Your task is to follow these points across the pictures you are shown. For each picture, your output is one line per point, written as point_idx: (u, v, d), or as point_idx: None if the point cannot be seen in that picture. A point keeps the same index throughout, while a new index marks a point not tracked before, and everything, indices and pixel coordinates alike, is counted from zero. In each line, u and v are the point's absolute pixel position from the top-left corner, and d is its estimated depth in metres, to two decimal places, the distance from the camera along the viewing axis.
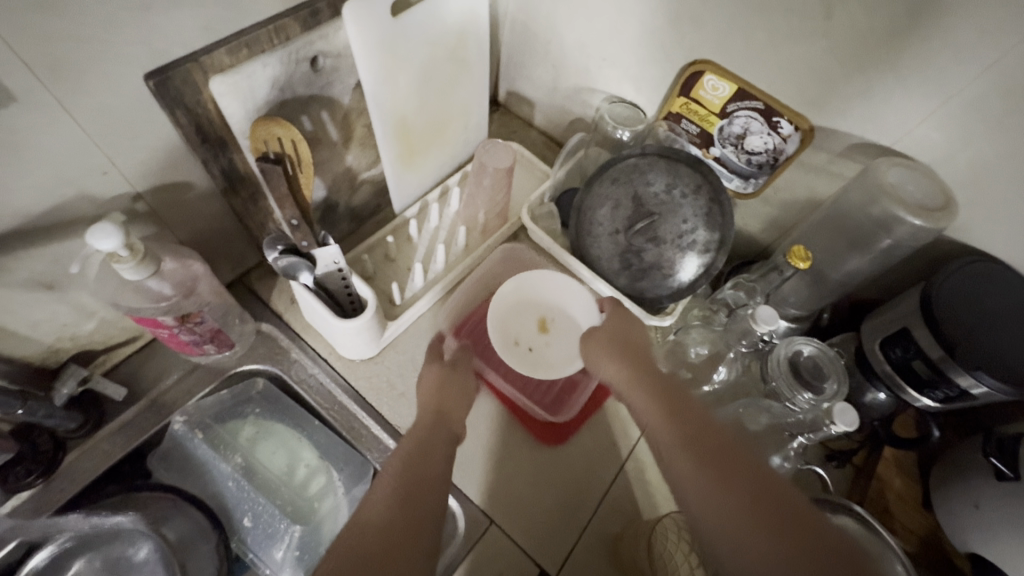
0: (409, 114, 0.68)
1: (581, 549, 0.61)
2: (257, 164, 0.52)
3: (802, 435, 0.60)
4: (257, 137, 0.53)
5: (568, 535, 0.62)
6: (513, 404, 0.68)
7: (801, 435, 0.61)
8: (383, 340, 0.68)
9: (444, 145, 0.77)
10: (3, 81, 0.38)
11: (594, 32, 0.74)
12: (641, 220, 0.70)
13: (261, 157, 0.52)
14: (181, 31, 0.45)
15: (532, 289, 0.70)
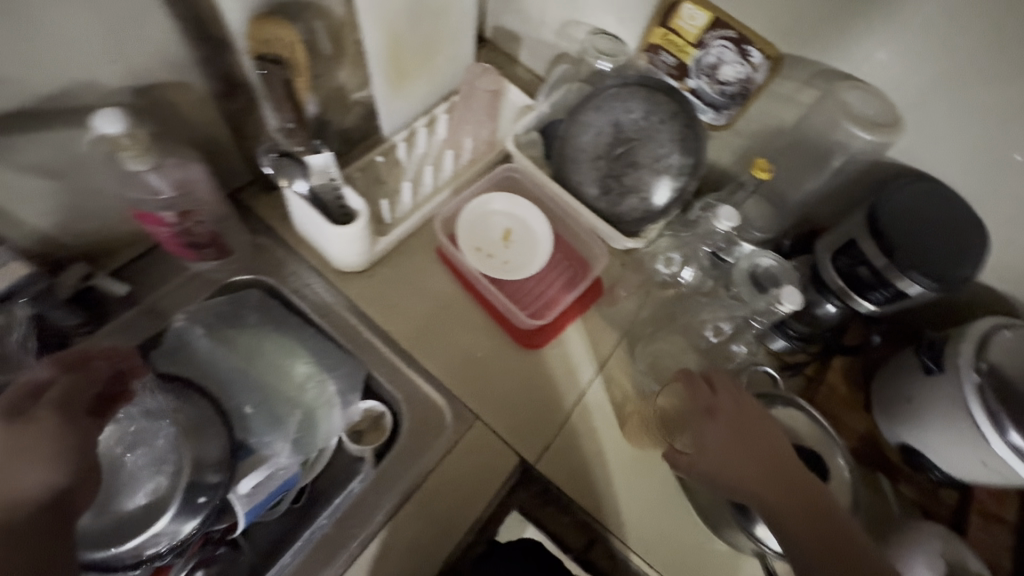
0: (401, 34, 0.69)
1: (560, 441, 0.67)
2: (256, 64, 0.56)
3: (756, 319, 0.66)
4: (254, 36, 0.56)
5: (547, 431, 0.68)
6: (499, 314, 0.72)
7: (755, 319, 0.67)
8: (374, 254, 0.71)
9: (430, 73, 0.78)
10: None
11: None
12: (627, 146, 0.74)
13: (258, 57, 0.56)
14: None
15: (494, 213, 0.77)
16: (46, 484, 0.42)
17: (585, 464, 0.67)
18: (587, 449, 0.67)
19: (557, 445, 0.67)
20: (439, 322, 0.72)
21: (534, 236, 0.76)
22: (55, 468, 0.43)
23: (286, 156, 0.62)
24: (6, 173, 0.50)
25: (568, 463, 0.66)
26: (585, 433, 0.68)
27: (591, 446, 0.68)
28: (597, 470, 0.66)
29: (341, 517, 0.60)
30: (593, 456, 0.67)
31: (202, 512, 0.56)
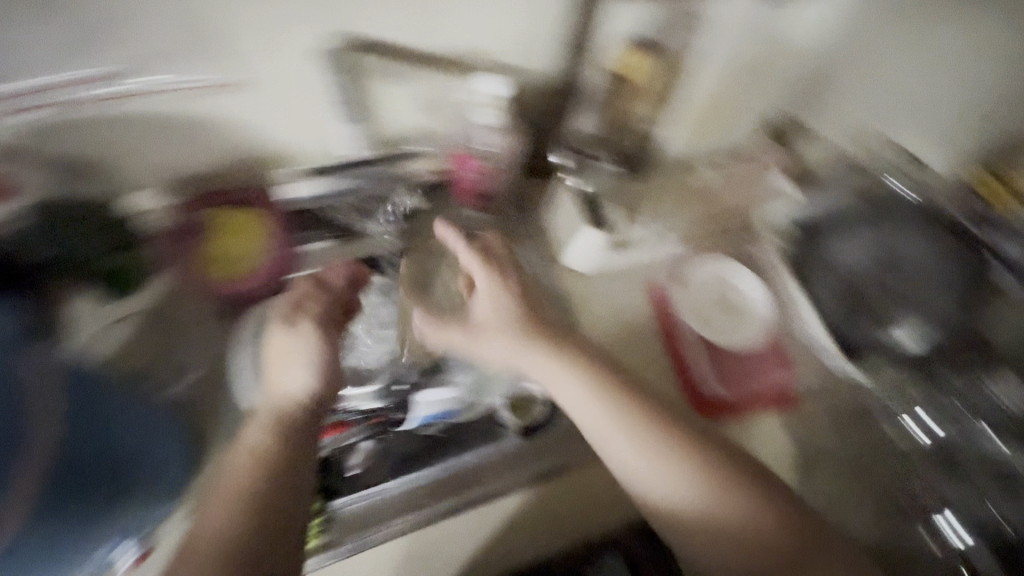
0: (726, 94, 0.73)
1: (530, 342, 0.62)
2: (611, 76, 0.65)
3: (997, 511, 0.66)
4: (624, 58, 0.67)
5: (635, 400, 0.59)
6: (686, 369, 0.71)
7: (998, 512, 0.66)
8: (600, 265, 0.76)
9: (724, 127, 0.80)
10: None
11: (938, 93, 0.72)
12: (889, 277, 0.73)
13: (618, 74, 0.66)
14: None
15: (721, 278, 0.78)
16: (304, 393, 0.56)
17: (496, 348, 0.62)
18: (637, 411, 0.57)
19: (533, 346, 0.62)
20: (625, 346, 0.73)
21: (749, 314, 0.76)
22: (303, 381, 0.56)
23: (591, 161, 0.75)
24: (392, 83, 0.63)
25: (552, 377, 0.60)
26: (494, 318, 0.63)
27: (568, 363, 0.60)
28: (573, 398, 0.59)
29: (484, 462, 0.67)
30: (588, 389, 0.59)
31: (393, 399, 0.67)
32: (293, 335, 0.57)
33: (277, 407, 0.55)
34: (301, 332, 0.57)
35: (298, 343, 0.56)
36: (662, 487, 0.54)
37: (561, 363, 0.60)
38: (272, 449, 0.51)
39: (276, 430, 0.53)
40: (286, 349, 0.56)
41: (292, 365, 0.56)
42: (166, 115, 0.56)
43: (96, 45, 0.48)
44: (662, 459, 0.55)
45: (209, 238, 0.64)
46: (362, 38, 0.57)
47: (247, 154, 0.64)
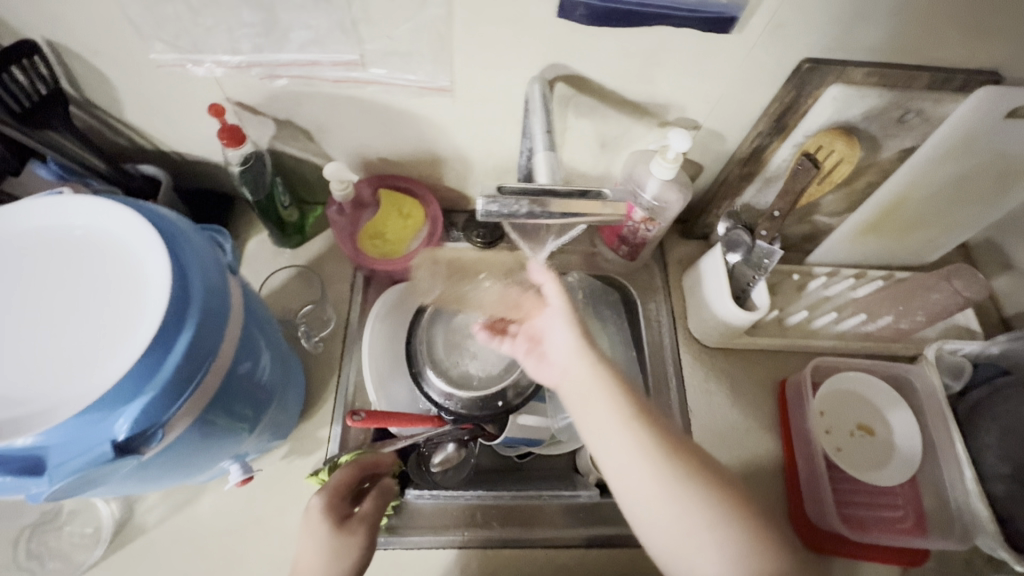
0: (915, 197, 0.68)
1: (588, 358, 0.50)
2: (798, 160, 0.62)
3: None
4: (815, 142, 0.62)
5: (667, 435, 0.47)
6: (797, 488, 0.66)
7: None
8: (728, 343, 0.74)
9: (913, 238, 0.74)
10: (741, 26, 0.51)
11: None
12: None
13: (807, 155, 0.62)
14: (856, 44, 0.53)
15: (868, 399, 0.69)
16: None
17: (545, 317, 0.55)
18: (673, 443, 0.46)
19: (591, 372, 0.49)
20: (733, 447, 0.69)
21: (890, 449, 0.67)
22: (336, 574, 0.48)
23: (761, 241, 0.66)
24: (576, 120, 0.64)
25: (580, 383, 0.50)
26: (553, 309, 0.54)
27: (609, 385, 0.49)
28: (610, 428, 0.47)
29: (558, 505, 0.66)
30: (627, 415, 0.47)
31: (487, 411, 0.65)
32: (338, 546, 0.49)
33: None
34: (346, 542, 0.50)
35: (330, 567, 0.48)
36: (683, 539, 0.43)
37: (602, 380, 0.49)
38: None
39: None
40: (327, 560, 0.48)
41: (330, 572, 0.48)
42: (378, 104, 0.61)
43: (344, 40, 0.52)
44: (691, 506, 0.43)
45: (375, 216, 0.72)
46: (571, 73, 0.57)
47: (430, 150, 0.68)
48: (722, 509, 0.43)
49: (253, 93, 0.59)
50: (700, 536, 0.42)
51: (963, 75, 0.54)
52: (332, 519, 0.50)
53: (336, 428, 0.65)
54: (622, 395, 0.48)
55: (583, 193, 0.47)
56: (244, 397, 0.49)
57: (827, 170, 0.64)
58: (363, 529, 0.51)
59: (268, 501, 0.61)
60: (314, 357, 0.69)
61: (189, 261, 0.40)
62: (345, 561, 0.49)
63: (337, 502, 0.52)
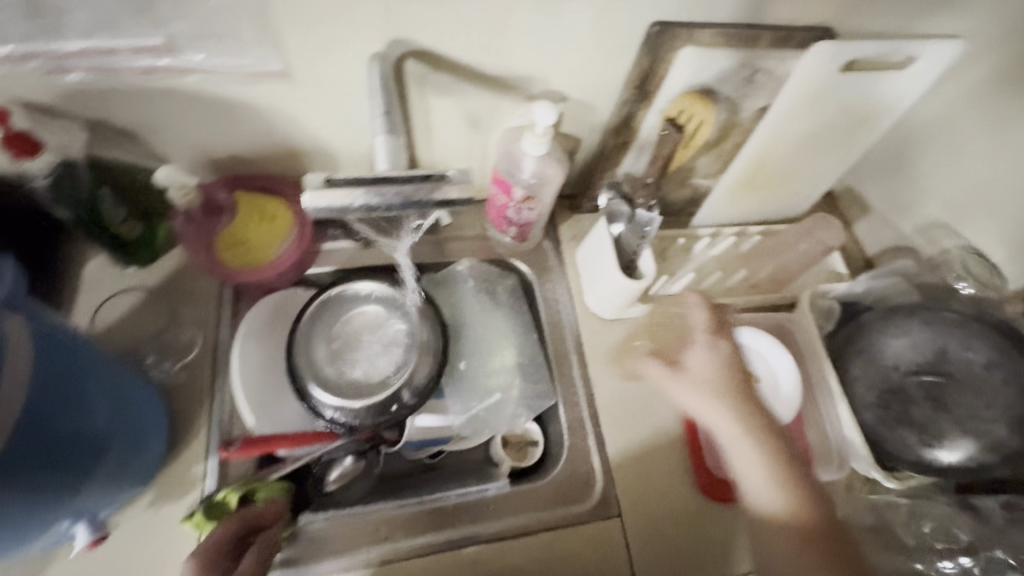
0: (777, 153, 0.71)
1: (732, 410, 0.58)
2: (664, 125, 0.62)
3: None
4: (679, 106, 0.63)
5: (746, 400, 0.59)
6: (699, 448, 0.67)
7: None
8: (624, 314, 0.74)
9: (780, 192, 0.78)
10: None
11: (977, 171, 0.67)
12: (903, 382, 0.67)
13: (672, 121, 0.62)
14: (698, 5, 0.53)
15: (754, 352, 0.72)
16: None
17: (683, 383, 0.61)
18: (745, 407, 0.58)
19: (711, 399, 0.59)
20: (636, 417, 0.69)
21: (777, 395, 0.70)
22: None
23: (642, 211, 0.66)
24: (438, 100, 0.60)
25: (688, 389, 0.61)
26: (706, 379, 0.60)
27: (718, 395, 0.59)
28: (719, 423, 0.59)
29: (466, 503, 0.63)
30: (726, 408, 0.58)
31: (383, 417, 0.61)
32: None
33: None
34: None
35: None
36: (768, 488, 0.55)
37: (729, 411, 0.58)
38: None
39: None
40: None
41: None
42: (211, 96, 0.53)
43: (142, 22, 0.45)
44: (776, 470, 0.55)
45: (232, 222, 0.64)
46: (420, 49, 0.53)
47: (285, 145, 0.62)
48: (777, 468, 0.55)
49: (43, 90, 0.49)
50: (768, 487, 0.55)
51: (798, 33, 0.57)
52: None
53: (212, 462, 0.58)
54: (722, 394, 0.59)
55: (426, 177, 0.48)
56: (56, 447, 0.43)
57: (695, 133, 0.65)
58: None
59: (136, 555, 0.54)
60: (177, 387, 0.61)
61: None
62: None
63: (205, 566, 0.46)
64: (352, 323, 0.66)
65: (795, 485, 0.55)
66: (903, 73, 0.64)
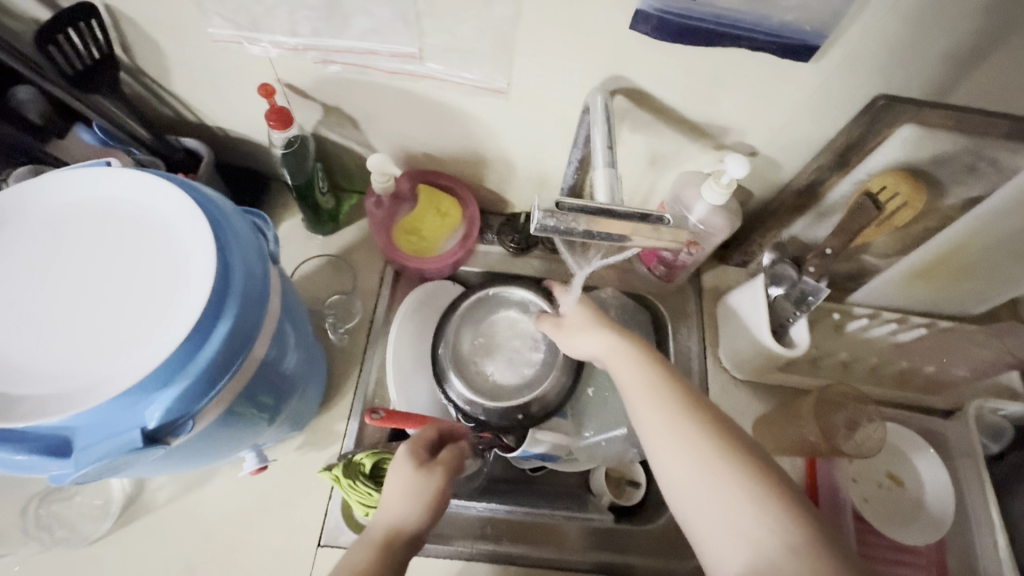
0: (974, 247, 0.64)
1: (605, 329, 0.57)
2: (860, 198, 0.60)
3: None
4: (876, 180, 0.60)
5: (652, 363, 0.53)
6: None
7: None
8: (759, 376, 0.72)
9: (963, 288, 0.70)
10: (815, 56, 0.49)
11: None
12: None
13: (869, 195, 0.60)
14: (933, 85, 0.50)
15: (904, 454, 0.66)
16: (412, 524, 0.50)
17: (582, 334, 0.58)
18: (663, 370, 0.53)
19: (602, 335, 0.57)
20: None
21: (921, 508, 0.63)
22: (415, 512, 0.50)
23: (807, 278, 0.63)
24: (628, 135, 0.62)
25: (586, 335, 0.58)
26: (585, 313, 0.60)
27: (606, 329, 0.57)
28: (616, 370, 0.54)
29: (570, 524, 0.64)
30: (637, 367, 0.53)
31: (506, 421, 0.64)
32: (418, 486, 0.51)
33: (388, 521, 0.50)
34: (419, 486, 0.51)
35: (402, 504, 0.50)
36: (721, 508, 0.43)
37: (616, 346, 0.56)
38: (376, 559, 0.48)
39: (385, 545, 0.49)
40: (403, 493, 0.51)
41: (403, 507, 0.50)
42: (430, 99, 0.59)
43: (405, 31, 0.51)
44: (733, 492, 0.43)
45: (411, 213, 0.70)
46: (631, 86, 0.55)
47: (473, 150, 0.67)
48: (726, 469, 0.44)
49: (302, 75, 0.58)
50: (724, 499, 0.43)
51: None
52: (414, 461, 0.53)
53: (353, 424, 0.64)
54: (602, 325, 0.57)
55: (642, 216, 0.43)
56: (280, 382, 0.51)
57: (888, 212, 0.61)
58: (433, 479, 0.52)
59: (281, 487, 0.61)
60: (338, 349, 0.68)
61: (232, 244, 0.41)
62: (415, 504, 0.51)
63: (419, 450, 0.54)
64: (495, 322, 0.69)
65: (719, 458, 0.45)
66: None
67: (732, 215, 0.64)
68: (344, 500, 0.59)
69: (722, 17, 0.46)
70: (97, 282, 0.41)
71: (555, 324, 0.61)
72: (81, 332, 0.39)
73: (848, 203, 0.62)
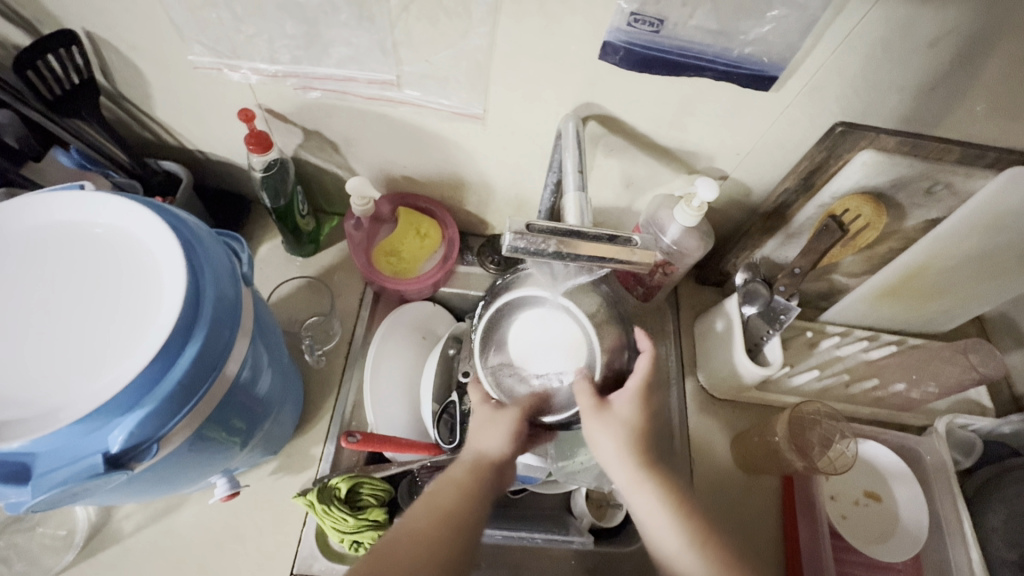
0: (937, 267, 0.66)
1: (634, 466, 0.50)
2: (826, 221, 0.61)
3: None
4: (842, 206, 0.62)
5: (690, 509, 0.49)
6: (798, 554, 0.65)
7: None
8: (735, 394, 0.73)
9: (928, 306, 0.72)
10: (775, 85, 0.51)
11: None
12: None
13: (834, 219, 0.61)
14: (886, 113, 0.53)
15: (881, 471, 0.66)
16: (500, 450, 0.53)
17: (604, 448, 0.51)
18: (703, 518, 0.49)
19: (632, 474, 0.50)
20: (731, 505, 0.69)
21: (897, 525, 0.63)
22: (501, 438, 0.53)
23: (779, 297, 0.64)
24: (602, 159, 0.64)
25: (612, 459, 0.50)
26: (621, 422, 0.51)
27: (638, 469, 0.50)
28: (647, 507, 0.49)
29: (550, 547, 0.64)
30: (675, 522, 0.48)
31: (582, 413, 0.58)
32: (492, 419, 0.54)
33: (478, 450, 0.52)
34: (498, 418, 0.54)
35: (486, 433, 0.53)
36: None
37: (648, 477, 0.50)
38: (470, 482, 0.50)
39: (478, 470, 0.51)
40: (487, 425, 0.54)
41: (488, 434, 0.53)
42: (408, 124, 0.60)
43: (382, 60, 0.52)
44: None
45: (390, 234, 0.70)
46: (602, 113, 0.57)
47: (451, 173, 0.68)
48: None
49: (281, 100, 0.59)
50: None
51: (994, 153, 0.53)
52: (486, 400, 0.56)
53: (329, 447, 0.63)
54: (633, 448, 0.50)
55: (612, 238, 0.45)
56: (254, 406, 0.51)
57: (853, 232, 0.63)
58: (514, 415, 0.54)
59: (254, 513, 0.59)
60: (315, 371, 0.68)
61: (203, 267, 0.41)
62: (498, 431, 0.53)
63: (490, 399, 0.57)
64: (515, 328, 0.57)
65: None
66: None
67: (703, 235, 0.66)
68: (319, 526, 0.58)
69: (686, 49, 0.48)
70: (63, 309, 0.40)
71: (597, 407, 0.51)
72: (46, 354, 0.39)
73: (814, 225, 0.64)
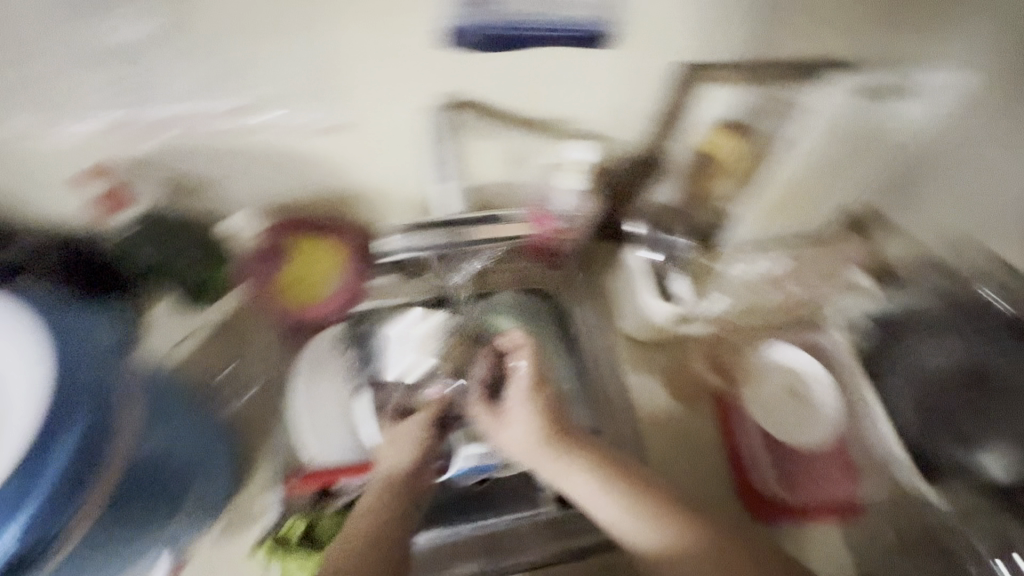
0: (802, 180, 0.71)
1: (554, 449, 0.57)
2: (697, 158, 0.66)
3: None
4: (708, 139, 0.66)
5: (612, 464, 0.56)
6: (739, 463, 0.69)
7: None
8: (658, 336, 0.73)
9: (807, 216, 0.77)
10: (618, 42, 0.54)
11: None
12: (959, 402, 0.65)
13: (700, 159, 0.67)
14: (720, 49, 0.57)
15: (795, 368, 0.73)
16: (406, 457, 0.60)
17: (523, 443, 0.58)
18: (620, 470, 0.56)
19: (554, 459, 0.57)
20: (675, 441, 0.72)
21: (815, 410, 0.71)
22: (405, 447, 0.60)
23: (663, 234, 0.74)
24: (479, 142, 0.64)
25: (535, 449, 0.58)
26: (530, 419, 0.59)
27: (557, 453, 0.57)
28: (577, 480, 0.56)
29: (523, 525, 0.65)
30: (598, 481, 0.55)
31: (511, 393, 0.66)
32: (395, 434, 0.62)
33: (387, 464, 0.59)
34: (402, 430, 0.62)
35: (394, 448, 0.60)
36: None
37: (568, 453, 0.57)
38: (379, 495, 0.56)
39: (385, 482, 0.57)
40: (393, 442, 0.61)
41: (394, 449, 0.60)
42: (273, 149, 0.58)
43: (224, 88, 0.50)
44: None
45: (285, 263, 0.67)
46: (466, 98, 0.57)
47: (334, 189, 0.66)
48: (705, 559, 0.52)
49: (128, 151, 0.55)
50: None
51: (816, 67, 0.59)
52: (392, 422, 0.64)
53: (276, 493, 0.61)
54: (547, 435, 0.58)
55: None
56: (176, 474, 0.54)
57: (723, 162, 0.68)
58: (415, 424, 0.62)
59: None
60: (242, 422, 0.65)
61: (63, 348, 0.47)
62: (401, 443, 0.61)
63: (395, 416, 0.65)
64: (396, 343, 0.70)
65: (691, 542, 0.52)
66: (919, 100, 0.63)
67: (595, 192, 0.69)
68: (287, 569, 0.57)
69: (518, 20, 0.48)
70: None
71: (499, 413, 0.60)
72: None
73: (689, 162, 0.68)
